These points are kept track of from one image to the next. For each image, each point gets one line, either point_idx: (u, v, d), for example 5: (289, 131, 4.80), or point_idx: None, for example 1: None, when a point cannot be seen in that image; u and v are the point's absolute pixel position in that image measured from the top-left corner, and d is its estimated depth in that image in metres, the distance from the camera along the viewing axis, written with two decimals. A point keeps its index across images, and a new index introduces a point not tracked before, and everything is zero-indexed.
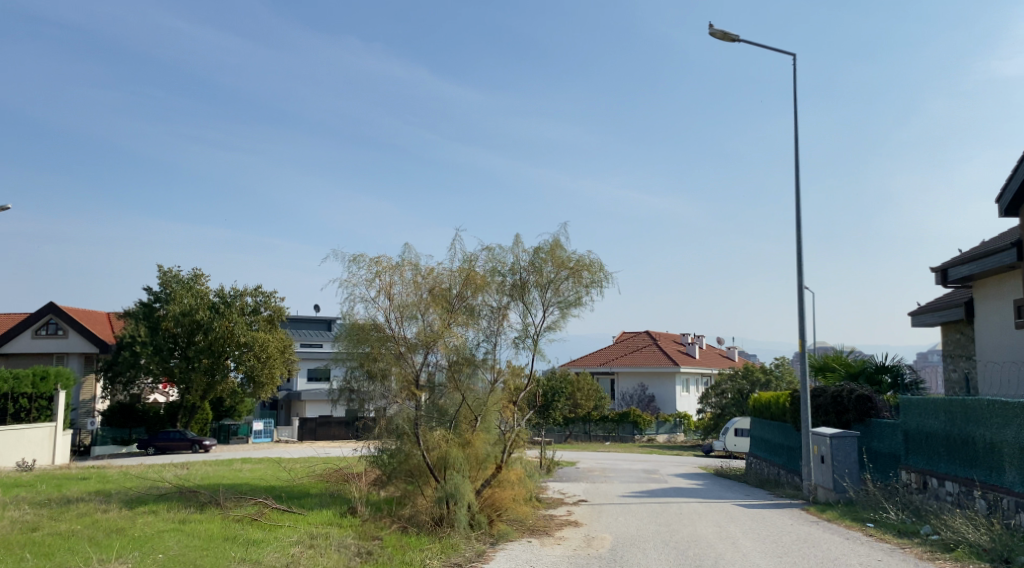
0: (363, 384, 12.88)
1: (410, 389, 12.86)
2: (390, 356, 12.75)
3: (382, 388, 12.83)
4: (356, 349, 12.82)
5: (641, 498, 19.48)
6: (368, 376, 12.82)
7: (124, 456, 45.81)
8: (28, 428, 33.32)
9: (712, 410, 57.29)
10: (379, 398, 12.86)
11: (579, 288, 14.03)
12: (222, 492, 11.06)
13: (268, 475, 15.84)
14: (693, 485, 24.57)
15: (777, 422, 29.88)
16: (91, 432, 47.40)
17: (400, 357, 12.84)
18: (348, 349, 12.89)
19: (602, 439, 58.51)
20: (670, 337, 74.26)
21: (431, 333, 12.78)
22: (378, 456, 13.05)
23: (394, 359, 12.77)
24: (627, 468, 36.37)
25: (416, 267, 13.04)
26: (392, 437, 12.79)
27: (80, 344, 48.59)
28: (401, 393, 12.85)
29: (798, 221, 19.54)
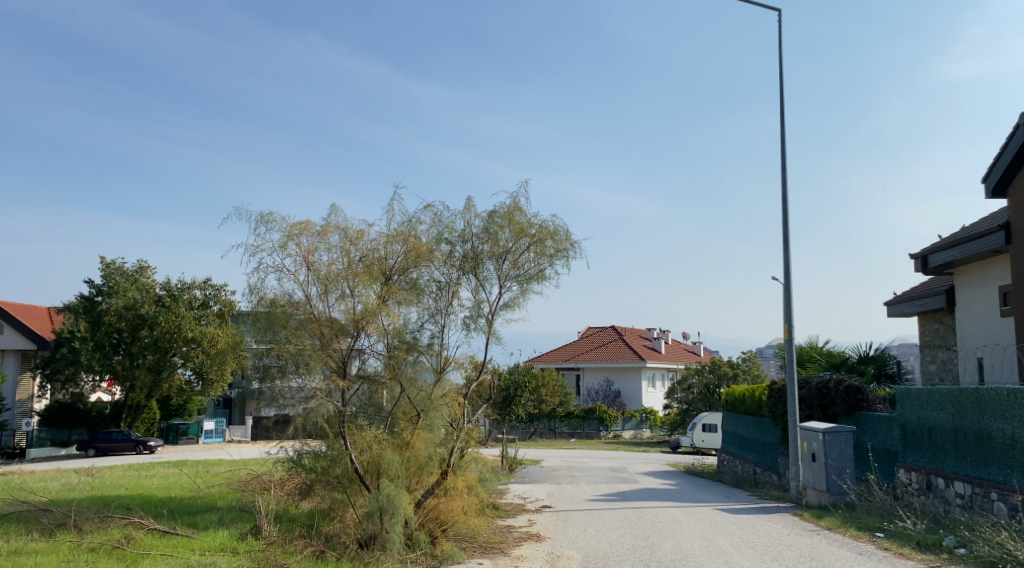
0: (271, 375, 10.41)
1: (335, 378, 10.44)
2: (309, 341, 10.41)
3: (298, 381, 10.38)
4: (264, 333, 10.40)
5: (611, 502, 17.37)
6: (280, 366, 10.40)
7: (62, 459, 42.53)
8: None
9: (679, 405, 55.65)
10: (290, 391, 10.40)
11: (542, 260, 11.89)
12: (86, 510, 8.90)
13: (179, 483, 13.43)
14: (667, 486, 22.57)
15: (752, 417, 28.06)
16: (25, 433, 44.01)
17: (323, 341, 10.46)
18: (253, 334, 10.45)
19: (567, 436, 56.56)
20: (635, 332, 72.62)
21: (363, 313, 10.52)
22: (297, 462, 10.79)
23: (314, 346, 10.39)
24: (594, 467, 34.33)
25: (344, 232, 10.75)
26: (315, 437, 10.60)
27: (15, 340, 45.17)
28: (323, 384, 10.45)
29: (784, 195, 17.62)
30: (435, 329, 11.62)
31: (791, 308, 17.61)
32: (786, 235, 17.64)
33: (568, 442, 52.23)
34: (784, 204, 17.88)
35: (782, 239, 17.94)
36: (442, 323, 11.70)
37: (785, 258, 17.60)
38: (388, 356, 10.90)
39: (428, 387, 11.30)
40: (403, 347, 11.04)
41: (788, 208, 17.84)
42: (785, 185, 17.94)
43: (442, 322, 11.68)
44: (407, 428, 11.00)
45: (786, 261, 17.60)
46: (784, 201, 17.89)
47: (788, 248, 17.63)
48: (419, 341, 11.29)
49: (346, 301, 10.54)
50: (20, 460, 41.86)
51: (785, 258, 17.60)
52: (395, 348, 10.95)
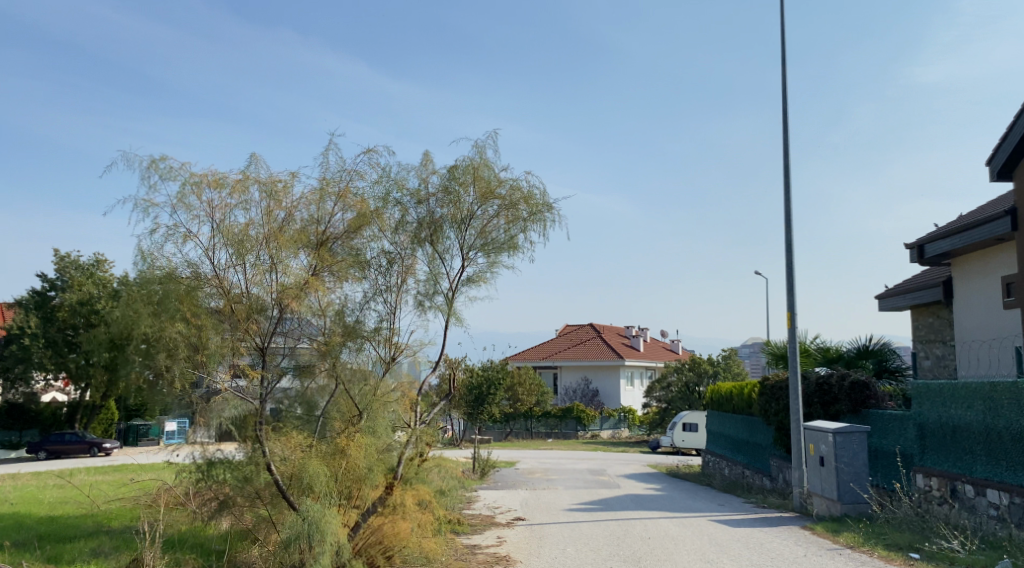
0: (161, 361, 8.23)
1: (248, 370, 8.39)
2: (217, 324, 8.33)
3: (196, 371, 8.25)
4: (152, 311, 8.17)
5: (592, 512, 15.39)
6: (173, 353, 8.20)
7: (11, 462, 39.66)
8: None
9: (658, 404, 53.88)
10: (188, 379, 8.25)
11: (514, 227, 9.73)
12: None
13: (83, 496, 11.28)
14: (653, 491, 20.67)
15: (740, 416, 26.28)
16: None
17: (233, 323, 8.37)
18: (133, 310, 8.20)
19: (544, 436, 54.67)
20: (613, 330, 70.97)
21: (285, 288, 8.45)
22: (202, 470, 8.77)
23: (223, 327, 8.34)
24: (572, 470, 32.40)
25: (263, 188, 8.62)
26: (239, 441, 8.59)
27: None
28: (232, 372, 8.37)
29: (785, 168, 15.71)
30: (382, 311, 9.62)
31: (793, 293, 15.61)
32: (788, 212, 15.66)
33: (545, 442, 50.37)
34: (785, 179, 15.90)
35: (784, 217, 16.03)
36: (393, 303, 9.66)
37: (786, 237, 15.62)
38: (321, 341, 8.94)
39: (369, 382, 9.27)
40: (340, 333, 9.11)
41: (790, 183, 15.85)
42: (786, 157, 15.96)
43: (392, 302, 9.65)
44: (344, 430, 8.85)
45: (788, 241, 15.62)
46: (785, 175, 15.92)
47: (790, 227, 15.63)
48: (359, 327, 9.30)
49: (262, 273, 8.40)
50: None
51: (787, 237, 15.63)
52: (329, 331, 8.99)
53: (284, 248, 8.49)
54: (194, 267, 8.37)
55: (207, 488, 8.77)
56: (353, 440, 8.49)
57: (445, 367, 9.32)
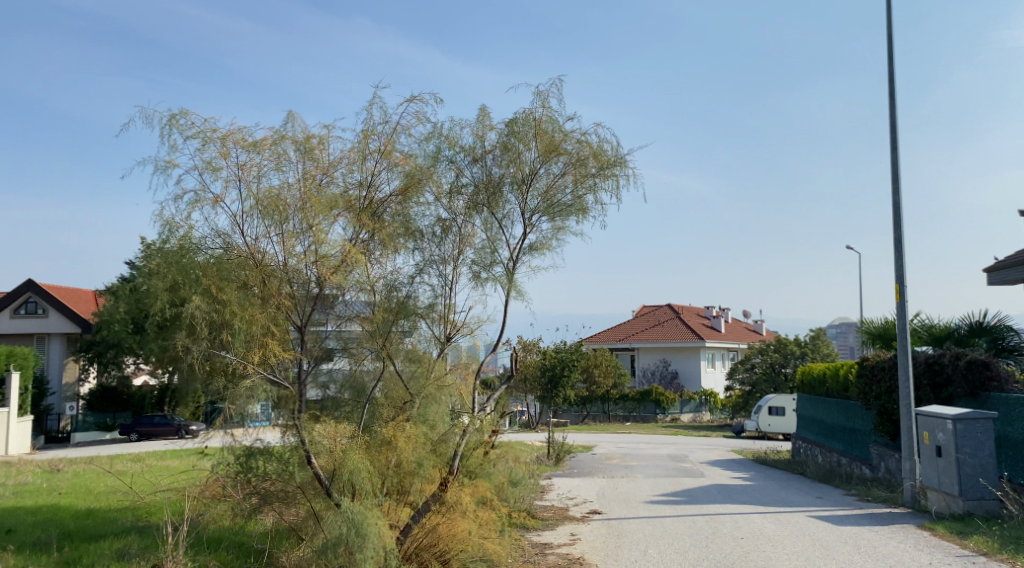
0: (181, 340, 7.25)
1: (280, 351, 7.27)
2: (243, 306, 7.17)
3: (223, 352, 7.27)
4: (175, 284, 7.27)
5: (675, 504, 14.09)
6: (196, 333, 7.18)
7: (109, 443, 40.20)
8: None
9: (740, 387, 51.83)
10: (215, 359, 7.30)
11: (582, 187, 8.47)
12: None
13: (131, 488, 10.66)
14: (740, 481, 19.23)
15: (834, 399, 24.49)
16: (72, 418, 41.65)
17: (264, 300, 7.37)
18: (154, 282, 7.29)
19: (622, 419, 53.31)
20: (693, 310, 68.85)
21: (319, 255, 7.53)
22: (238, 461, 7.89)
23: (250, 305, 7.24)
24: (652, 455, 31.02)
25: (298, 146, 7.68)
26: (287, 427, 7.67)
27: (62, 325, 41.09)
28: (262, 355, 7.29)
29: (893, 122, 13.95)
30: (437, 284, 8.64)
31: (902, 263, 13.91)
32: (896, 171, 13.92)
33: (623, 426, 48.98)
34: (892, 136, 14.16)
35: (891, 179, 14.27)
36: (450, 275, 8.67)
37: (894, 200, 13.90)
38: (371, 319, 8.01)
39: (415, 364, 8.39)
40: (391, 309, 8.20)
41: (898, 140, 14.10)
42: (892, 112, 14.20)
43: (448, 274, 8.66)
44: (391, 420, 7.88)
45: (895, 205, 13.91)
46: (891, 131, 14.18)
47: (898, 189, 13.91)
48: (410, 304, 8.35)
49: (295, 240, 7.49)
50: (65, 445, 39.49)
51: (894, 201, 13.91)
52: (377, 308, 8.10)
53: (322, 214, 7.49)
54: (221, 236, 7.48)
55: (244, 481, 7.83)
56: (400, 431, 7.48)
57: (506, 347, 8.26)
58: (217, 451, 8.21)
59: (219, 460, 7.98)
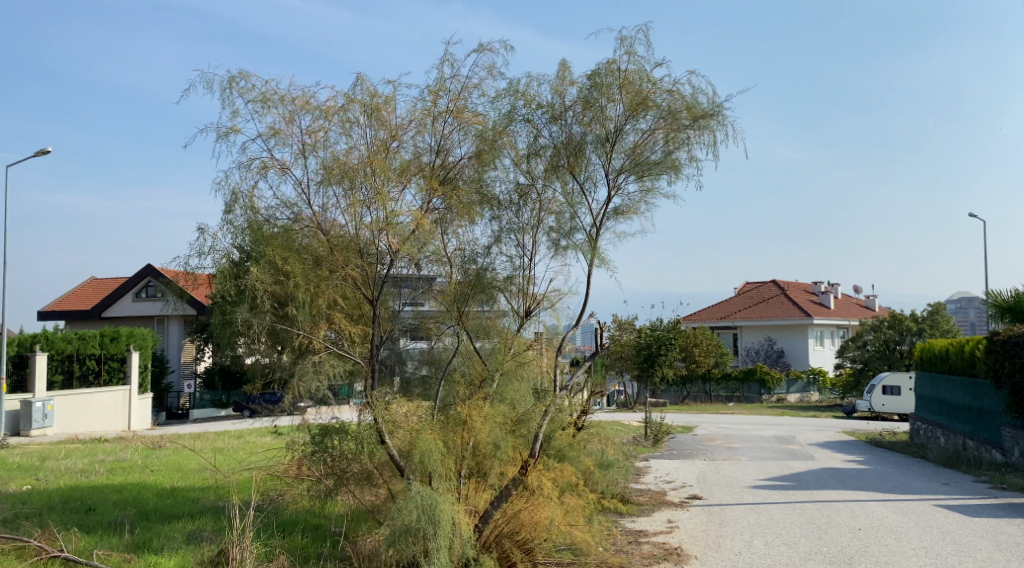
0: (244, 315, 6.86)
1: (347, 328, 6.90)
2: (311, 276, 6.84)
3: (286, 327, 6.87)
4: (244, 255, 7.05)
5: (783, 490, 13.13)
6: (258, 307, 6.85)
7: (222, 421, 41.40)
8: (95, 391, 27.29)
9: (851, 365, 49.35)
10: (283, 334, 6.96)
11: (673, 145, 7.74)
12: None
13: (216, 467, 10.56)
14: (854, 464, 17.98)
15: (959, 378, 22.72)
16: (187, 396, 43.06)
17: (325, 275, 6.89)
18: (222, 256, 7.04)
19: (725, 399, 51.67)
20: (799, 287, 66.10)
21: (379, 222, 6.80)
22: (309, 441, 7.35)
23: (318, 279, 6.88)
24: (757, 437, 29.72)
25: (365, 109, 6.98)
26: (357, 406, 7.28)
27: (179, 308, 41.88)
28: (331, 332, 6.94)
29: None
30: (516, 253, 8.11)
31: None
32: None
33: (726, 407, 47.46)
34: None
35: None
36: (531, 243, 8.10)
37: None
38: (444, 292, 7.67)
39: (497, 342, 7.88)
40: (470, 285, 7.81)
41: None
42: None
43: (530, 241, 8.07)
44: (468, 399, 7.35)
45: None
46: None
47: None
48: (487, 275, 7.92)
49: (362, 209, 6.85)
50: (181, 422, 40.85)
51: None
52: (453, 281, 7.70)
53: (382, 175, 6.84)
54: (289, 205, 6.90)
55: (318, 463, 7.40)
56: (477, 410, 6.95)
57: (588, 320, 7.63)
58: (295, 428, 7.85)
59: (293, 440, 7.59)
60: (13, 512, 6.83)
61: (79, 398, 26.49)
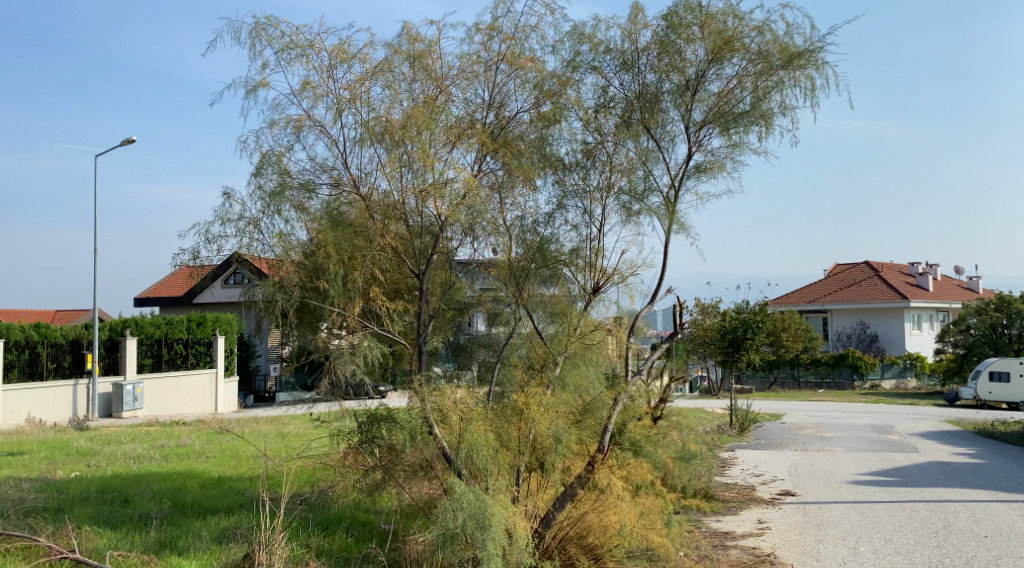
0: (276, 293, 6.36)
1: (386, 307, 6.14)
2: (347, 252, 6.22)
3: (318, 302, 6.22)
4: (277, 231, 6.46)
5: (887, 487, 11.84)
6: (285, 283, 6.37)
7: None
8: (182, 372, 27.62)
9: (953, 351, 46.43)
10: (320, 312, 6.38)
11: (765, 92, 6.69)
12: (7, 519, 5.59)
13: (270, 455, 9.99)
14: (964, 457, 16.39)
15: None
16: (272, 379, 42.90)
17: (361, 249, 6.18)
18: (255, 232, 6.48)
19: (815, 386, 49.39)
20: (895, 268, 62.80)
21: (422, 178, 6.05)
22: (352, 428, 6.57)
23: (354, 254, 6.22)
24: (851, 425, 27.96)
25: (406, 56, 6.18)
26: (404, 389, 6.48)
27: None
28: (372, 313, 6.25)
29: None
30: (584, 221, 7.22)
31: None
32: None
33: (817, 393, 45.34)
34: None
35: None
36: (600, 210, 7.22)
37: None
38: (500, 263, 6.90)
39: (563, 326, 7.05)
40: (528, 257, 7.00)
41: None
42: None
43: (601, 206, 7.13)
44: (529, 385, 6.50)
45: None
46: None
47: None
48: (551, 246, 7.08)
49: (398, 169, 6.08)
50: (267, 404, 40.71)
51: None
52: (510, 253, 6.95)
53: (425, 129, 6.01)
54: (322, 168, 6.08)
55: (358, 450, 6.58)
56: (537, 398, 6.10)
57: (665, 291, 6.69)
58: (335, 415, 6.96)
59: (339, 429, 6.69)
60: (38, 504, 6.32)
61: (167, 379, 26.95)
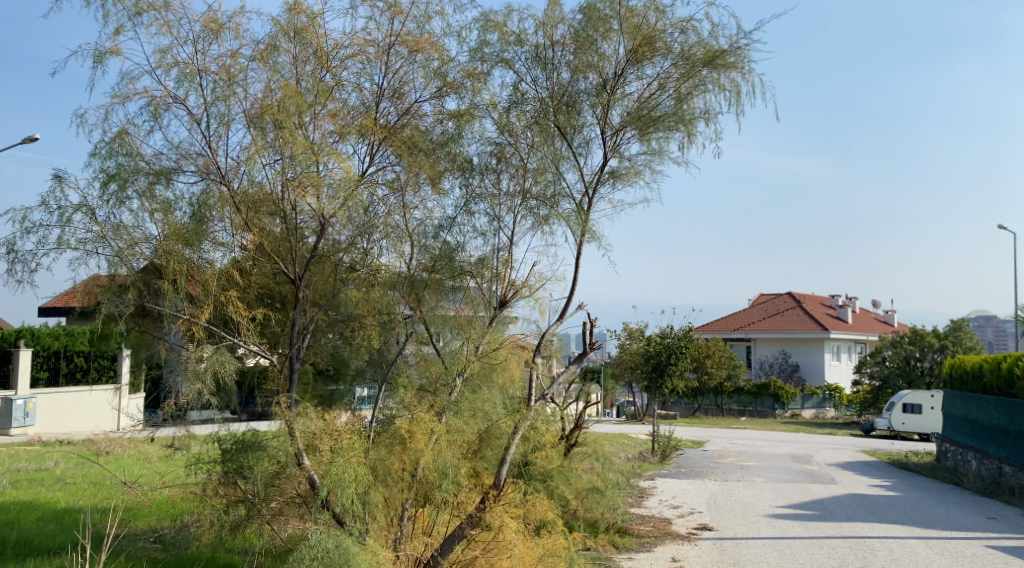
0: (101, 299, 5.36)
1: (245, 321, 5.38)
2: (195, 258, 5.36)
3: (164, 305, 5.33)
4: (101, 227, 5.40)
5: (805, 521, 11.44)
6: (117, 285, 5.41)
7: None
8: (83, 387, 25.93)
9: (870, 382, 47.43)
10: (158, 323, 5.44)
11: (687, 98, 6.20)
12: None
13: (142, 480, 8.99)
14: (881, 490, 16.25)
15: (994, 398, 21.00)
16: None
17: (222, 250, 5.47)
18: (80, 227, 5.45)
19: (737, 414, 49.78)
20: (816, 300, 64.28)
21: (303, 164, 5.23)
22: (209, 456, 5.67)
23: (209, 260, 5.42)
24: (772, 454, 27.95)
25: (287, 31, 5.48)
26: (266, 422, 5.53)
27: None
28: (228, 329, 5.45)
29: None
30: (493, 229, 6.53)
31: None
32: None
33: (739, 421, 45.66)
34: None
35: None
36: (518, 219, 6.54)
37: None
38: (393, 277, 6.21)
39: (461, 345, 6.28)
40: (432, 273, 6.40)
41: None
42: None
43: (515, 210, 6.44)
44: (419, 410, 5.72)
45: None
46: None
47: None
48: (458, 255, 6.47)
49: (265, 157, 5.29)
50: None
51: None
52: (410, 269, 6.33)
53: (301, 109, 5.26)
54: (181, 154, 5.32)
55: (219, 484, 5.48)
56: (424, 428, 5.35)
57: (574, 307, 6.02)
58: (196, 440, 6.02)
59: (197, 457, 5.78)
60: None
61: (66, 394, 25.22)
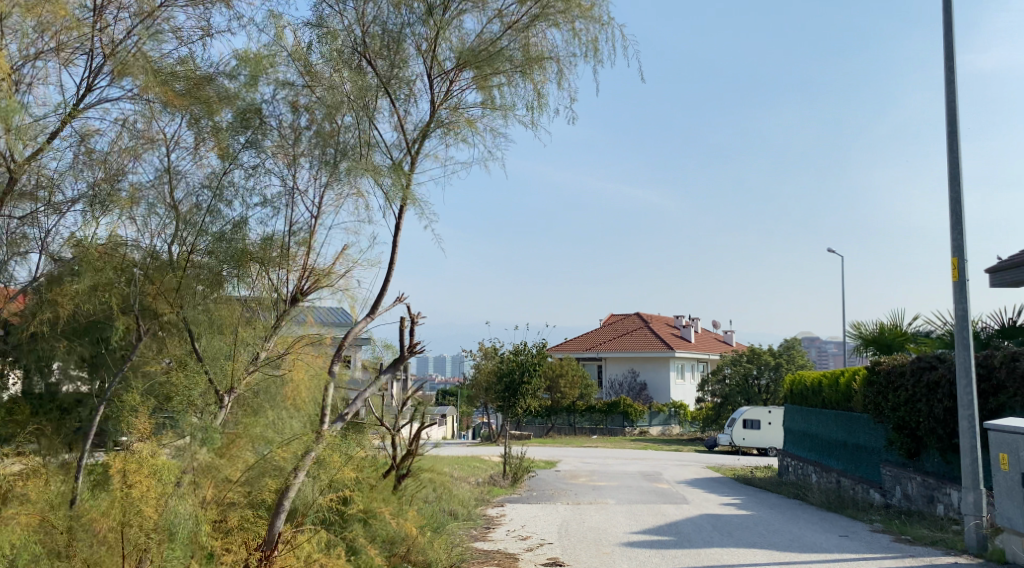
0: None
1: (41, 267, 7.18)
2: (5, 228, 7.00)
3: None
4: None
5: (662, 549, 10.51)
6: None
7: None
8: None
9: (712, 399, 48.71)
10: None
11: (527, 36, 6.68)
12: None
13: None
14: (732, 509, 15.78)
15: (834, 411, 21.28)
16: None
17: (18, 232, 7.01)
18: None
19: (588, 433, 49.84)
20: (662, 319, 65.97)
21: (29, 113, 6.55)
22: None
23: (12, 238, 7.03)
24: (623, 473, 27.57)
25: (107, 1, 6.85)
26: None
27: None
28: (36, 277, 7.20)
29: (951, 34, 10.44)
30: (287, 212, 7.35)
31: (962, 232, 10.41)
32: (952, 109, 10.50)
33: (590, 439, 45.63)
34: (947, 60, 10.63)
35: (948, 112, 10.71)
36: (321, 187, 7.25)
37: (951, 146, 10.44)
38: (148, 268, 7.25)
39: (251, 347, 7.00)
40: (215, 259, 7.31)
41: (953, 67, 10.64)
42: (950, 29, 10.64)
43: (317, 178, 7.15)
44: (138, 439, 5.80)
45: (953, 151, 10.44)
46: (948, 52, 10.62)
47: (955, 133, 10.52)
48: (245, 237, 7.33)
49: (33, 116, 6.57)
50: None
51: (952, 147, 10.45)
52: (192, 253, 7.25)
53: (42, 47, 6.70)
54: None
55: None
56: (140, 469, 5.37)
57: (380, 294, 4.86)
58: None
59: None
60: None
61: None
